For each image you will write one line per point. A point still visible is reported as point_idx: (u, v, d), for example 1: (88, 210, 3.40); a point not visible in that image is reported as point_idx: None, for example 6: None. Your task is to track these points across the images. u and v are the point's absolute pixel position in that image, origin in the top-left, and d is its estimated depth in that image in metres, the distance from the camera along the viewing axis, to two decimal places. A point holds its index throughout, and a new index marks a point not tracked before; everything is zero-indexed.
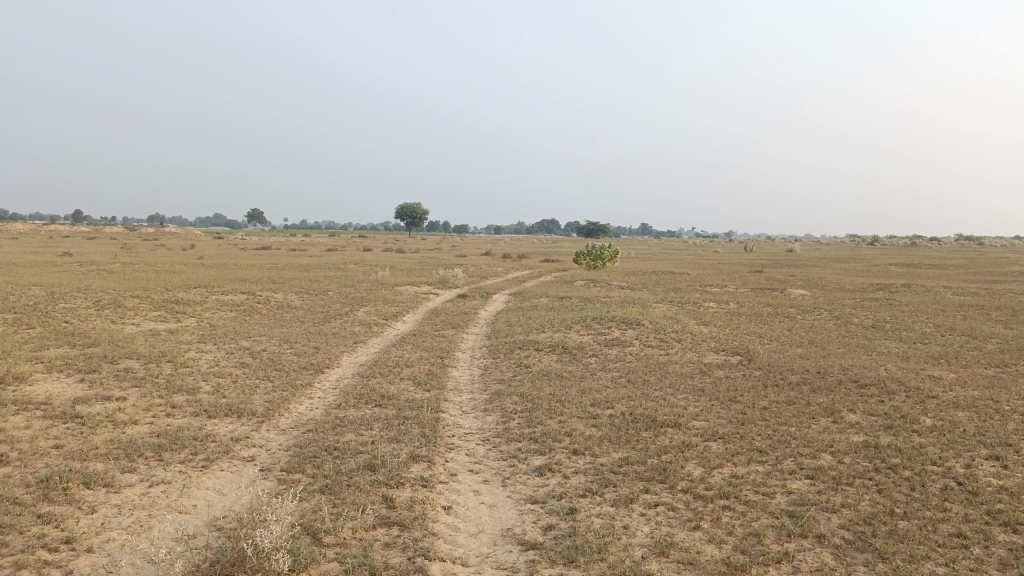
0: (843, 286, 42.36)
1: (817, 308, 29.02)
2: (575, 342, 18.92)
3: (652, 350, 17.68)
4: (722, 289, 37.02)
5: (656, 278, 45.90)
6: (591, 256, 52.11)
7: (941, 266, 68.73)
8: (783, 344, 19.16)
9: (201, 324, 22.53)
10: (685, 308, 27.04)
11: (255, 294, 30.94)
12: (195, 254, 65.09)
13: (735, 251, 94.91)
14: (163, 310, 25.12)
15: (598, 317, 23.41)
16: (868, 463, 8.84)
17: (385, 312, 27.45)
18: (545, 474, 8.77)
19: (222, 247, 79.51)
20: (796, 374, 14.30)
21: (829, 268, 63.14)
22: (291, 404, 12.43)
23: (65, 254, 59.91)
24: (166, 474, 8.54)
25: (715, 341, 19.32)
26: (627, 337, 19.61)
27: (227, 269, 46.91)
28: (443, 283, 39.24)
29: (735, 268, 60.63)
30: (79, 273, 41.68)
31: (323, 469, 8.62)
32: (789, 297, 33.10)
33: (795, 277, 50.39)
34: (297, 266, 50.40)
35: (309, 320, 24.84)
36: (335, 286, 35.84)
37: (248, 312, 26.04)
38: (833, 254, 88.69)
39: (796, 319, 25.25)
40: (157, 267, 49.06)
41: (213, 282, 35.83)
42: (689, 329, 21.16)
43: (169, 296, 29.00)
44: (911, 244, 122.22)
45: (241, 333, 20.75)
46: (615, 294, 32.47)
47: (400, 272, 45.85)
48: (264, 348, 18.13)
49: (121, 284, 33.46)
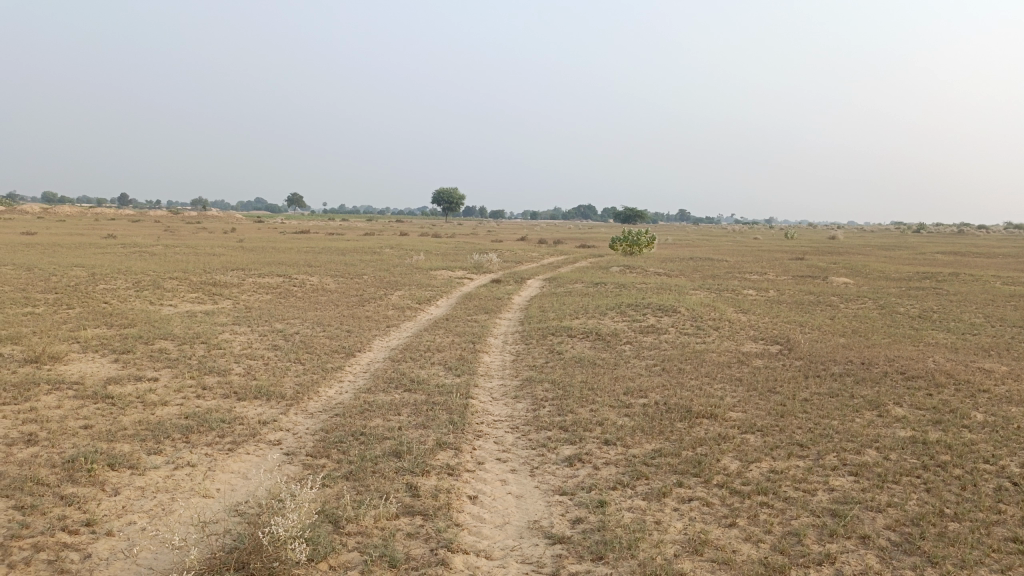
0: (887, 275, 41.20)
1: (860, 297, 28.20)
2: (610, 329, 18.58)
3: (688, 338, 17.26)
4: (761, 277, 36.23)
5: (694, 264, 45.20)
6: (628, 242, 51.49)
7: (990, 255, 66.58)
8: (825, 334, 18.58)
9: (237, 306, 22.66)
10: (723, 296, 26.47)
11: (291, 277, 31.11)
12: (234, 237, 65.91)
13: (775, 239, 93.20)
14: (200, 292, 25.32)
15: (633, 304, 22.99)
16: (916, 460, 8.39)
17: (419, 296, 27.35)
18: (575, 464, 8.49)
19: (260, 230, 80.48)
20: (838, 365, 13.78)
21: (872, 257, 61.59)
22: (320, 388, 12.32)
23: (109, 237, 61.18)
24: (192, 457, 8.47)
25: (753, 329, 18.81)
26: (663, 324, 19.20)
27: (265, 252, 47.38)
28: (478, 267, 39.09)
29: (775, 255, 59.42)
30: (122, 255, 42.47)
31: (348, 454, 8.46)
32: (831, 286, 32.26)
33: (837, 264, 49.23)
34: (333, 249, 50.70)
35: (343, 303, 24.85)
36: (370, 270, 35.88)
37: (283, 295, 26.14)
38: (877, 242, 86.67)
39: (839, 307, 24.52)
40: (197, 250, 49.73)
41: (250, 265, 36.17)
42: (727, 316, 20.66)
43: (207, 278, 29.29)
44: (959, 232, 118.83)
45: (275, 316, 20.80)
46: (651, 281, 31.99)
47: (435, 256, 45.79)
48: (297, 331, 18.11)
49: (160, 266, 33.91)
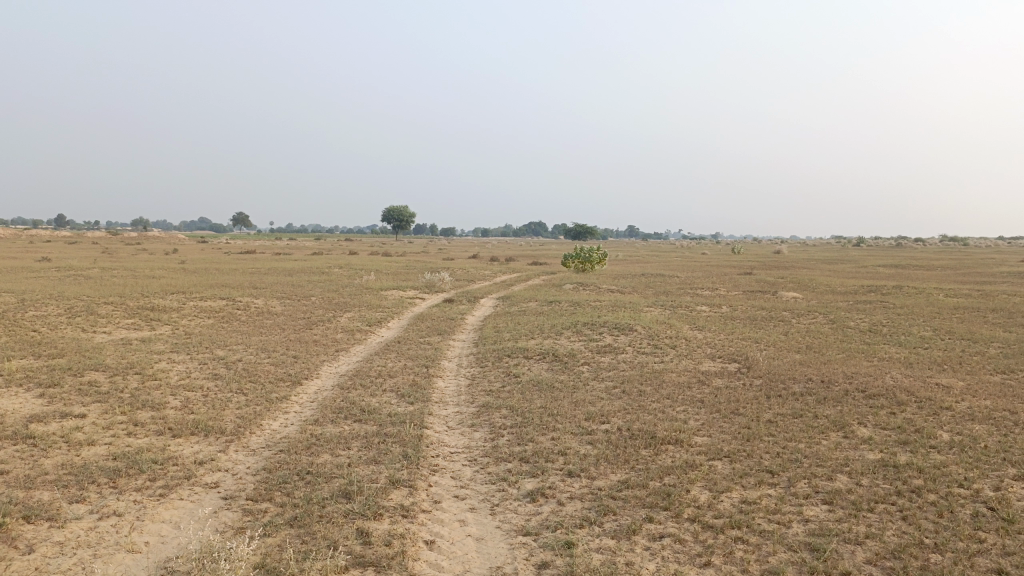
0: (834, 289, 41.89)
1: (811, 312, 28.42)
2: (566, 349, 18.16)
3: (646, 358, 16.94)
4: (713, 293, 36.34)
5: (645, 281, 45.29)
6: (580, 259, 51.41)
7: (929, 267, 68.62)
8: (781, 351, 18.47)
9: (176, 332, 21.60)
10: (678, 313, 26.34)
11: (235, 300, 30.03)
12: (177, 259, 64.03)
13: (722, 254, 94.58)
14: (137, 318, 24.13)
15: (589, 322, 22.68)
16: (888, 485, 8.12)
17: (369, 318, 26.57)
18: (538, 500, 7.99)
19: (204, 251, 78.52)
20: (799, 383, 13.58)
21: (818, 271, 62.69)
22: (264, 420, 11.59)
23: (43, 260, 58.74)
24: (119, 505, 7.72)
25: (710, 347, 18.61)
26: (620, 343, 18.87)
27: (208, 274, 45.87)
28: (430, 287, 38.43)
29: (725, 270, 60.09)
30: (55, 279, 40.61)
31: (293, 497, 7.81)
32: (782, 301, 32.47)
33: (785, 279, 49.86)
34: (280, 270, 49.39)
35: (290, 327, 23.94)
36: (319, 291, 34.92)
37: (226, 319, 25.11)
38: (821, 256, 88.80)
39: (792, 323, 24.59)
40: (136, 272, 47.98)
41: (192, 288, 34.89)
42: (684, 334, 20.45)
43: (146, 302, 28.06)
44: (898, 245, 122.44)
45: (217, 342, 19.86)
46: (605, 298, 31.78)
47: (385, 276, 44.92)
48: (240, 358, 17.27)
49: (96, 290, 32.44)
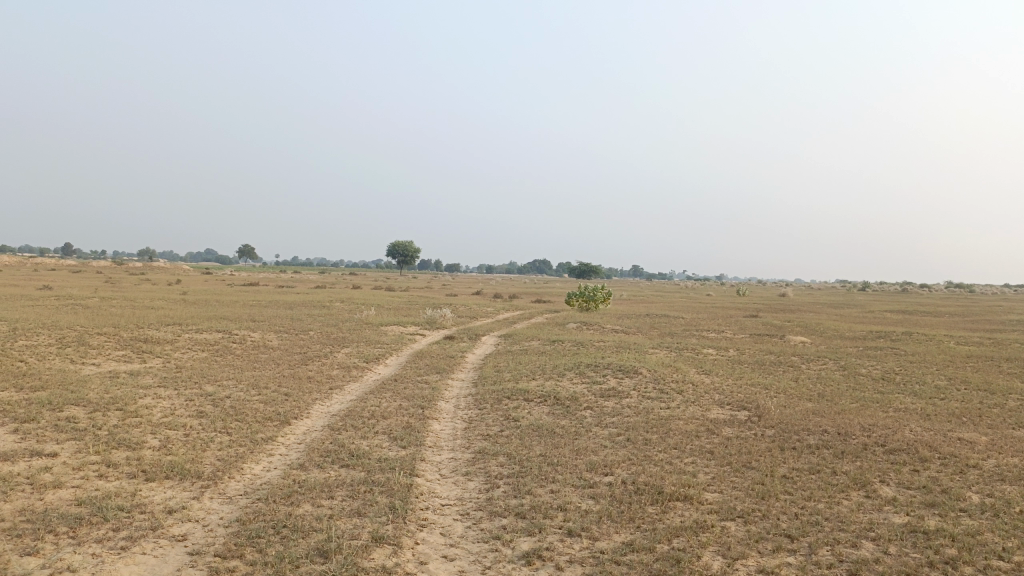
0: (842, 334, 41.24)
1: (820, 357, 27.73)
2: (568, 392, 17.46)
3: (651, 403, 16.23)
4: (719, 335, 35.67)
5: (650, 321, 44.67)
6: (584, 298, 50.85)
7: (936, 313, 68.04)
8: (791, 399, 17.74)
9: (167, 366, 20.98)
10: (684, 356, 25.65)
11: (232, 333, 29.44)
12: (178, 290, 63.70)
13: (728, 295, 93.82)
14: (129, 350, 23.54)
15: (592, 364, 22.00)
16: (919, 555, 7.40)
17: (366, 354, 25.93)
18: (534, 563, 7.28)
19: (207, 282, 78.30)
20: (813, 435, 12.87)
21: (824, 315, 62.01)
22: (245, 464, 10.89)
23: (45, 288, 58.55)
24: (74, 559, 7.02)
25: (718, 393, 17.90)
26: (624, 387, 18.17)
27: (207, 306, 45.32)
28: (431, 323, 37.84)
29: (730, 312, 59.46)
30: (52, 308, 40.09)
31: (266, 554, 7.12)
32: (789, 345, 31.77)
33: (792, 323, 49.15)
34: (281, 304, 48.89)
35: (284, 362, 23.30)
36: (318, 326, 34.33)
37: (220, 353, 24.47)
38: (827, 300, 88.47)
39: (801, 369, 23.87)
40: (135, 303, 47.46)
41: (189, 319, 34.35)
42: (690, 379, 19.75)
43: (139, 334, 27.44)
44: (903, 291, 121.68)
45: (207, 377, 19.22)
46: (608, 339, 31.11)
47: (387, 311, 44.43)
48: (229, 394, 16.59)
49: (91, 321, 31.88)
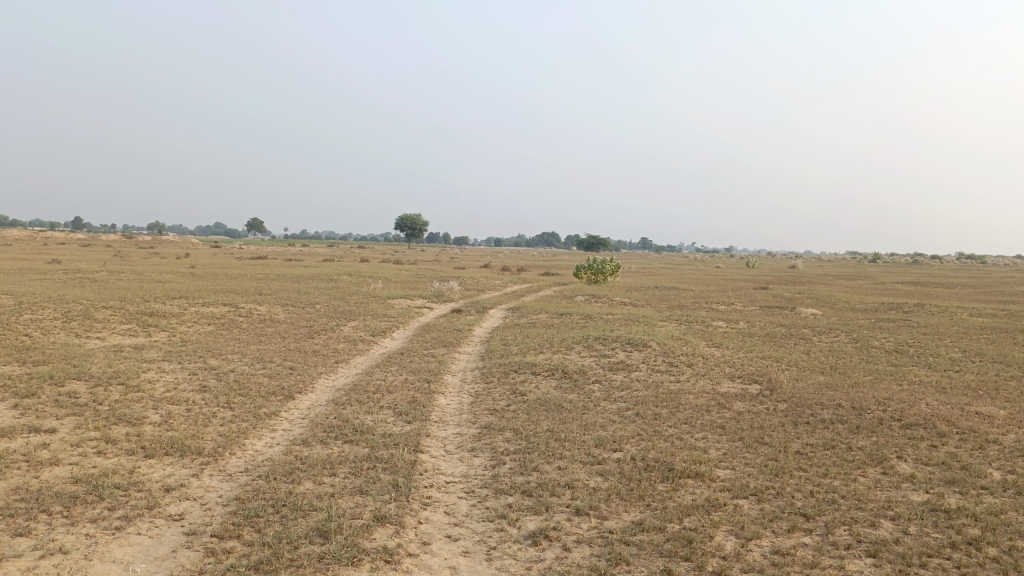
0: (854, 306, 40.82)
1: (832, 329, 27.36)
2: (576, 366, 17.19)
3: (661, 377, 15.95)
4: (728, 308, 35.29)
5: (659, 294, 44.30)
6: (592, 270, 50.48)
7: (949, 284, 67.38)
8: (804, 372, 17.42)
9: (172, 340, 20.83)
10: (693, 328, 25.32)
11: (238, 306, 29.27)
12: (185, 263, 63.70)
13: (737, 267, 93.19)
14: (134, 323, 23.40)
15: (601, 337, 21.72)
16: (941, 535, 7.13)
17: (373, 328, 25.73)
18: (540, 543, 7.05)
19: (214, 256, 78.23)
20: (827, 409, 12.57)
21: (834, 287, 61.44)
22: (246, 440, 10.69)
23: (52, 263, 58.57)
24: (67, 539, 6.83)
25: (729, 366, 17.59)
26: (633, 360, 17.89)
27: (214, 280, 45.23)
28: (438, 296, 37.60)
29: (740, 284, 58.95)
30: (59, 282, 40.06)
31: (264, 535, 6.91)
32: (800, 317, 31.38)
33: (803, 295, 48.73)
34: (288, 277, 48.77)
35: (290, 336, 23.12)
36: (325, 299, 34.16)
37: (226, 327, 24.29)
38: (838, 272, 87.74)
39: (813, 341, 23.52)
40: (142, 276, 47.40)
41: (196, 293, 34.24)
42: (700, 351, 19.43)
43: (145, 308, 27.30)
44: (915, 262, 120.67)
45: (212, 351, 19.05)
46: (617, 311, 30.81)
47: (394, 284, 44.22)
48: (233, 369, 16.40)
49: (97, 294, 31.79)
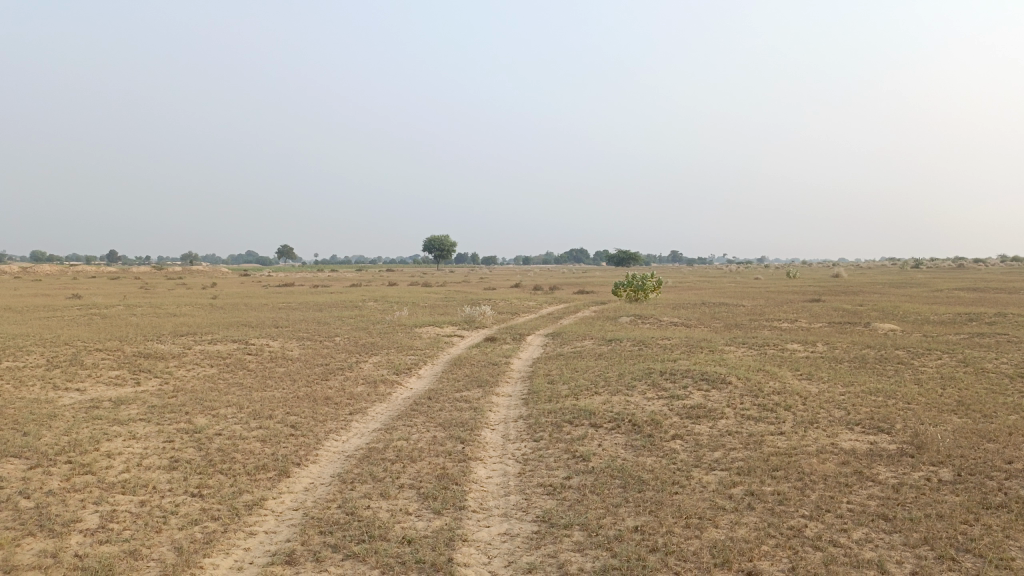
0: (930, 318, 36.87)
1: (926, 349, 23.64)
2: (646, 414, 13.73)
3: (758, 428, 12.49)
4: (793, 326, 31.45)
5: (709, 311, 40.52)
6: (632, 287, 47.03)
7: (1014, 288, 63.05)
8: (933, 416, 13.79)
9: (162, 390, 17.73)
10: (768, 354, 21.67)
11: (248, 343, 26.23)
12: (205, 294, 61.31)
13: (778, 278, 88.46)
14: (125, 370, 20.38)
15: (665, 369, 18.23)
16: None
17: (397, 364, 22.45)
18: None
19: (240, 285, 76.33)
20: (1018, 485, 9.06)
21: (892, 296, 56.83)
22: (206, 563, 7.46)
23: (70, 298, 56.81)
24: None
25: (837, 408, 14.03)
26: (715, 403, 14.41)
27: (231, 312, 42.46)
28: (470, 322, 34.41)
29: (791, 297, 55.06)
30: (66, 320, 37.39)
31: None
32: (881, 335, 27.57)
33: (865, 307, 44.78)
34: (310, 305, 45.93)
35: (301, 379, 19.93)
36: (347, 330, 31.12)
37: (230, 370, 21.19)
38: (887, 279, 83.50)
39: (915, 367, 19.83)
40: (157, 311, 44.83)
41: (207, 328, 31.34)
42: (793, 387, 15.89)
43: (146, 349, 24.34)
44: (966, 266, 114.32)
45: (204, 404, 15.90)
46: (672, 335, 27.23)
47: (422, 310, 41.05)
48: (221, 431, 13.20)
49: (99, 334, 28.94)
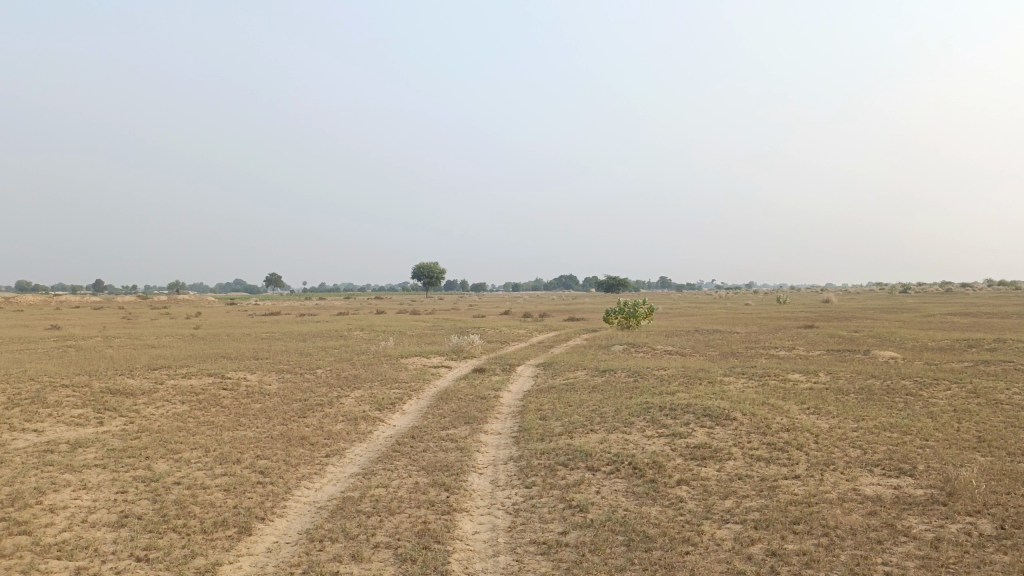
0: (928, 345, 36.08)
1: (932, 378, 22.70)
2: (647, 455, 12.64)
3: (770, 472, 11.43)
4: (790, 354, 30.56)
5: (703, 339, 39.57)
6: (623, 315, 46.08)
7: (1006, 313, 62.59)
8: (955, 454, 12.78)
9: (126, 431, 16.48)
10: (769, 386, 20.65)
11: (224, 377, 24.96)
12: (187, 324, 59.74)
13: (769, 304, 87.71)
14: (89, 408, 19.08)
15: (664, 403, 17.16)
16: None
17: (380, 399, 21.27)
18: None
19: (225, 314, 74.87)
20: None
21: (885, 322, 56.02)
22: None
23: (48, 328, 55.35)
24: None
25: (852, 447, 13.01)
26: (720, 442, 13.36)
27: (211, 342, 41.10)
28: (458, 352, 33.28)
29: (784, 323, 54.32)
30: (38, 353, 35.87)
31: None
32: (883, 364, 26.63)
33: (860, 333, 44.02)
34: (294, 336, 44.67)
35: (277, 416, 18.72)
36: (330, 361, 29.91)
37: (203, 407, 19.94)
38: (877, 304, 83.10)
39: (925, 399, 18.88)
40: (134, 342, 43.35)
41: (184, 361, 30.06)
42: (801, 423, 14.86)
43: (116, 384, 23.04)
44: (955, 291, 114.16)
45: (168, 447, 14.67)
46: (667, 364, 26.19)
47: (409, 340, 39.86)
48: (182, 479, 12.01)
49: (68, 368, 27.56)
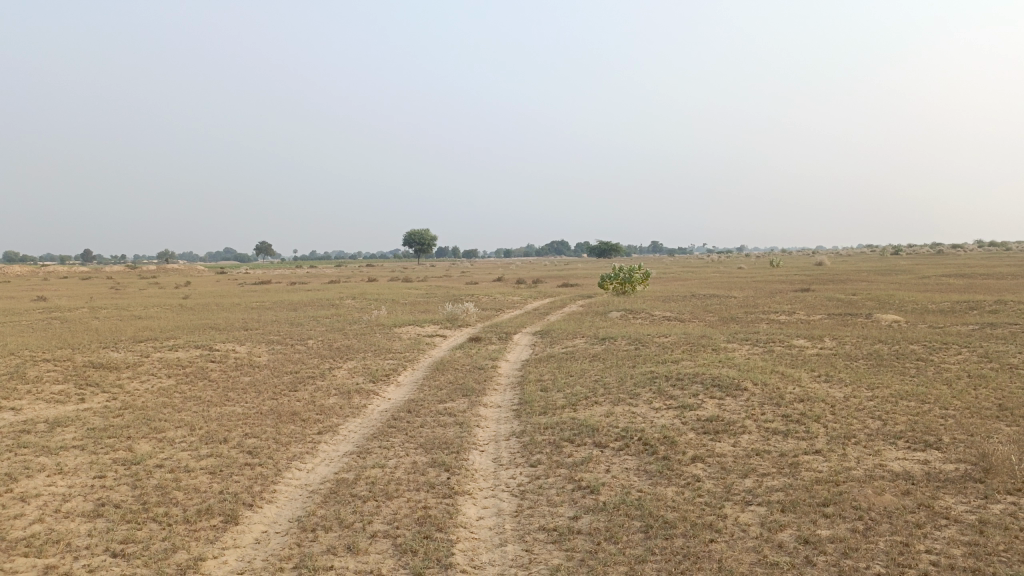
0: (929, 307, 35.59)
1: (940, 342, 22.12)
2: (657, 430, 11.98)
3: (790, 447, 10.78)
4: (791, 319, 29.96)
5: (701, 304, 38.94)
6: (619, 280, 45.38)
7: (1002, 275, 62.25)
8: (980, 424, 12.16)
9: (108, 408, 15.73)
10: (776, 353, 20.03)
11: (213, 350, 24.16)
12: (176, 294, 58.66)
13: (763, 268, 87.00)
14: (70, 385, 18.30)
15: (670, 373, 16.50)
16: None
17: (373, 370, 20.55)
18: None
19: (214, 283, 73.69)
20: None
21: (881, 284, 55.41)
22: None
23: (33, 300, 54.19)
24: None
25: (871, 419, 12.37)
26: (733, 415, 12.71)
27: (200, 313, 40.15)
28: (452, 320, 32.55)
29: (781, 287, 53.75)
30: (22, 326, 34.90)
31: None
32: (888, 328, 26.02)
33: (859, 296, 43.51)
34: (285, 305, 43.77)
35: (267, 390, 17.99)
36: (322, 332, 29.13)
37: (189, 381, 19.16)
38: (871, 267, 82.72)
39: (937, 364, 18.28)
40: (121, 314, 42.28)
41: (172, 332, 29.21)
42: (815, 393, 14.21)
43: (100, 358, 22.20)
44: (947, 253, 113.87)
45: (152, 425, 13.93)
46: (668, 331, 25.53)
47: (403, 308, 39.07)
48: (165, 462, 11.28)
49: (51, 342, 26.66)
